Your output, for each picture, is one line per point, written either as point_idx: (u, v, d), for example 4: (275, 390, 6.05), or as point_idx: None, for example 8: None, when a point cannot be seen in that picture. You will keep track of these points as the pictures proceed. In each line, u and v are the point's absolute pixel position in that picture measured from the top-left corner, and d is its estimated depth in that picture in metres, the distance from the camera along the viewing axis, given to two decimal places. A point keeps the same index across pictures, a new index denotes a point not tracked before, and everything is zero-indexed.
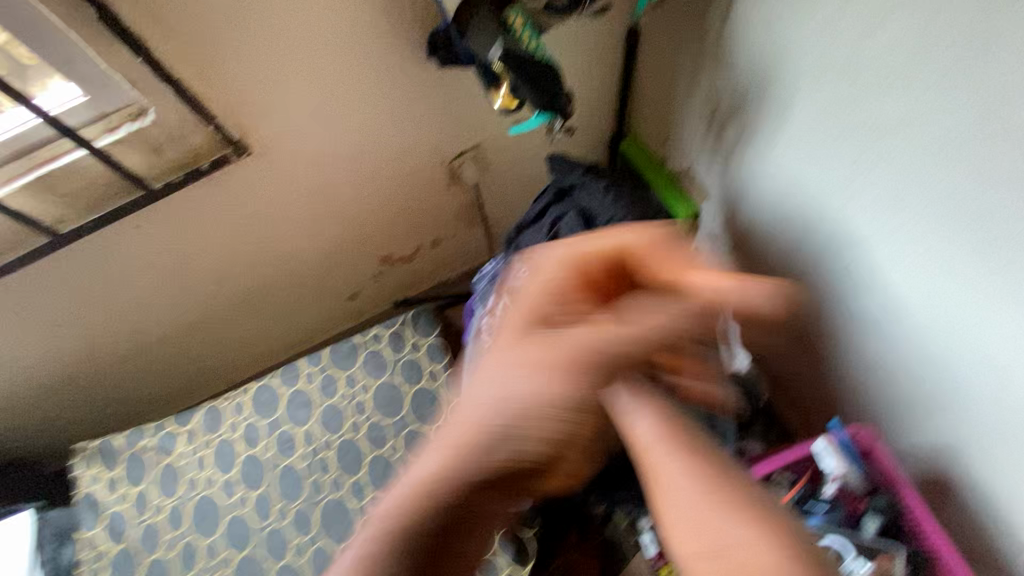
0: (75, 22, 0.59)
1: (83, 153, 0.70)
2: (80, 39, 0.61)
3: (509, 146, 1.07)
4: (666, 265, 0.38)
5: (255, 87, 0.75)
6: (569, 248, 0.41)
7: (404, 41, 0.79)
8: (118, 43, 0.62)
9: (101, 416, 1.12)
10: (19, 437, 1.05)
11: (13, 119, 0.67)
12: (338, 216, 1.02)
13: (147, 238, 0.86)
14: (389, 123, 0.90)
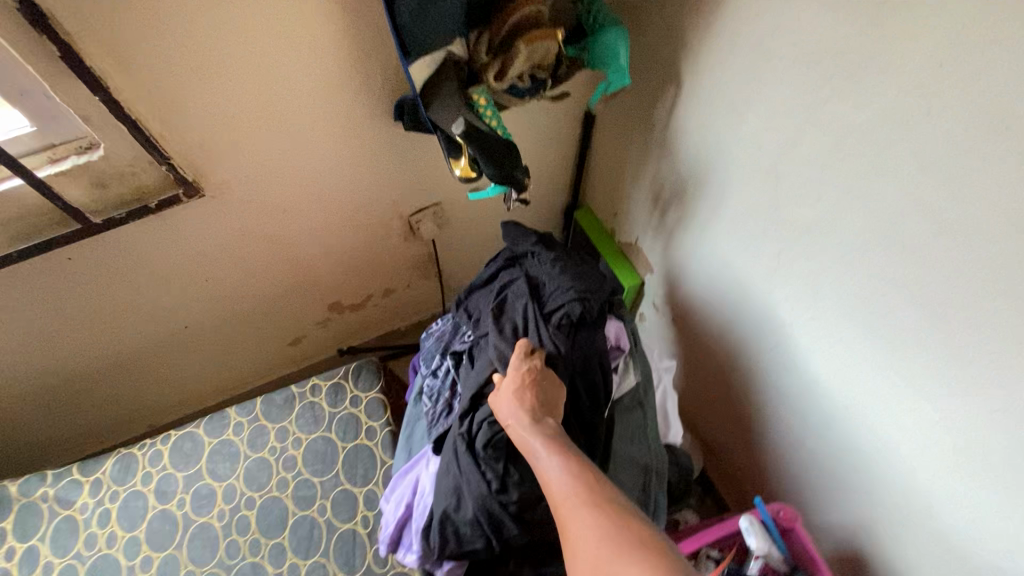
0: (32, 57, 0.58)
1: (19, 182, 0.67)
2: (35, 73, 0.59)
3: (468, 207, 1.10)
4: None
5: (217, 133, 0.75)
6: None
7: (373, 105, 0.82)
8: (76, 80, 0.61)
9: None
10: None
11: None
12: (289, 261, 1.01)
13: (79, 270, 0.82)
14: (351, 177, 0.92)
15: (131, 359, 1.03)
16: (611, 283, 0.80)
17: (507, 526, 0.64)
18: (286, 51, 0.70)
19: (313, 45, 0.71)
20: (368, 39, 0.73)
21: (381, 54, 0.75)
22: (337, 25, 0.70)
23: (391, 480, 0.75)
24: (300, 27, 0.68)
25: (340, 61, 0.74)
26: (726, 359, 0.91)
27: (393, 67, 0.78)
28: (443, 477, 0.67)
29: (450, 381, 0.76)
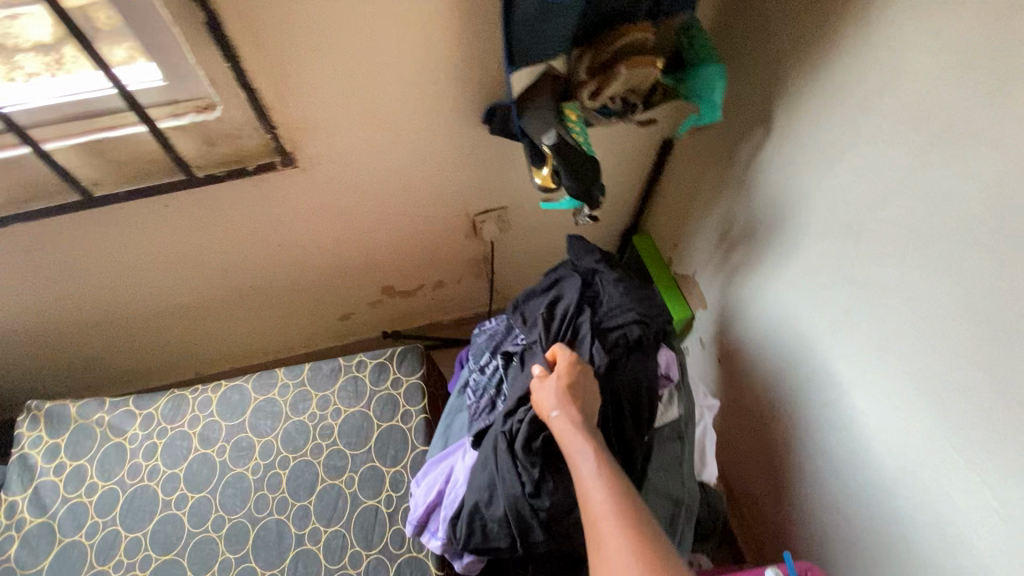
0: (180, 20, 0.63)
1: (142, 129, 0.74)
2: (180, 35, 0.65)
3: (532, 216, 1.13)
4: None
5: (320, 113, 0.79)
6: None
7: (466, 105, 0.85)
8: (212, 47, 0.67)
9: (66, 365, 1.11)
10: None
11: (88, 84, 0.70)
12: (356, 239, 1.06)
13: (173, 218, 0.89)
14: (430, 170, 0.95)
15: (197, 307, 1.10)
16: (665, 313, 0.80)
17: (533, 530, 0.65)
18: (399, 43, 0.73)
19: (425, 41, 0.74)
20: (476, 43, 0.76)
21: (485, 58, 0.78)
22: (451, 26, 0.73)
23: (424, 465, 0.77)
24: (417, 23, 0.72)
25: (445, 59, 0.77)
26: (771, 407, 0.89)
27: (493, 71, 0.81)
28: (479, 471, 0.68)
29: (497, 379, 0.77)
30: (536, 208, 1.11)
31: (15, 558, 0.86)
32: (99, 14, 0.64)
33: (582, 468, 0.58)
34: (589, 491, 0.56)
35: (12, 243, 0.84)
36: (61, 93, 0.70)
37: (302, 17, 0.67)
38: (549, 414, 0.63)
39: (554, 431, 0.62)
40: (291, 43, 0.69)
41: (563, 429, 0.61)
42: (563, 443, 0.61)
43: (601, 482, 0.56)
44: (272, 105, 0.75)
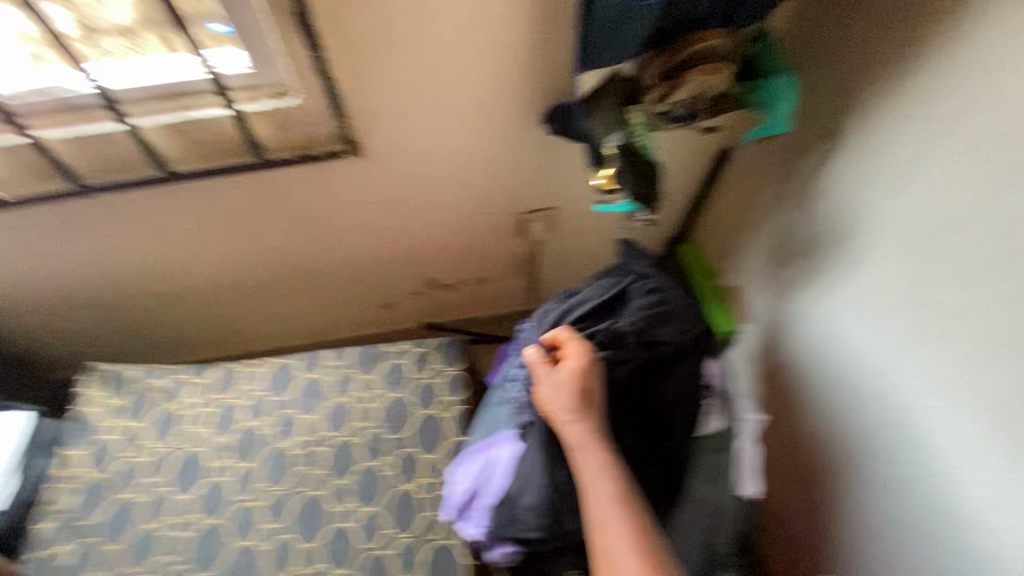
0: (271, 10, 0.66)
1: (222, 112, 0.77)
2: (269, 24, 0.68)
3: (579, 218, 1.13)
4: None
5: (389, 105, 0.81)
6: None
7: (529, 104, 0.86)
8: (297, 37, 0.70)
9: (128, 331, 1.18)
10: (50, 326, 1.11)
11: (179, 68, 0.75)
12: (407, 230, 1.09)
13: (239, 198, 0.93)
14: (485, 167, 0.97)
15: (251, 285, 1.14)
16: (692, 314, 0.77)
17: (568, 518, 0.67)
18: (472, 40, 0.75)
19: (497, 38, 0.75)
20: (547, 43, 0.77)
21: (554, 58, 0.79)
22: (525, 24, 0.74)
23: (464, 451, 0.79)
24: (492, 21, 0.73)
25: (515, 57, 0.78)
26: (816, 427, 0.87)
27: (560, 72, 0.81)
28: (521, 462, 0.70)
29: None
30: (584, 211, 1.12)
31: (72, 509, 0.91)
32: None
33: (598, 485, 0.60)
34: (604, 510, 0.59)
35: (93, 213, 0.90)
36: (153, 76, 0.74)
37: (384, 9, 0.69)
38: (563, 421, 0.64)
39: (569, 440, 0.64)
40: (371, 35, 0.71)
41: (578, 440, 0.63)
42: (576, 452, 0.63)
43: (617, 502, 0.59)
44: (346, 94, 0.78)
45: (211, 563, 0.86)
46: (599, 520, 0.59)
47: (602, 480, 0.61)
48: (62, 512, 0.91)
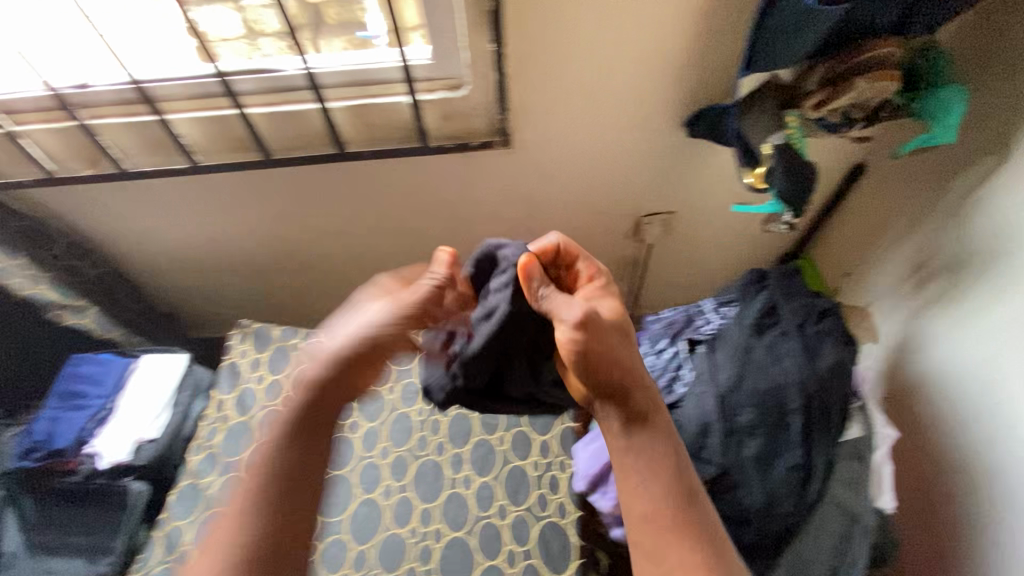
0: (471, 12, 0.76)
1: (402, 98, 0.87)
2: (465, 23, 0.77)
3: (695, 226, 1.16)
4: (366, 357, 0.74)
5: (545, 104, 0.89)
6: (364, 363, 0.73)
7: (673, 108, 0.91)
8: (485, 36, 0.78)
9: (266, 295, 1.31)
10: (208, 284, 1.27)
11: (372, 58, 0.85)
12: (527, 223, 1.15)
13: (392, 180, 1.03)
14: (616, 168, 1.02)
15: (379, 262, 1.24)
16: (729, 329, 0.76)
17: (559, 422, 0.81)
18: (636, 45, 0.81)
19: (659, 44, 0.81)
20: (705, 50, 0.82)
21: (709, 64, 0.83)
22: (688, 31, 0.79)
23: None
24: (658, 28, 0.79)
25: (672, 62, 0.83)
26: (949, 454, 0.84)
27: (711, 79, 0.86)
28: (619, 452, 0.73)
29: (678, 363, 0.78)
30: (702, 219, 1.14)
31: (220, 446, 1.01)
32: (331, 10, 0.82)
33: (653, 452, 0.62)
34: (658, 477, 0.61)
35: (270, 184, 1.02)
36: (348, 63, 0.85)
37: (566, 13, 0.76)
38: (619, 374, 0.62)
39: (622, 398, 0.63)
40: (549, 36, 0.79)
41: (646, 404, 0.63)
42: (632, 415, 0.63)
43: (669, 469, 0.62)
44: (513, 89, 0.86)
45: (339, 511, 0.93)
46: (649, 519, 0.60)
47: (656, 452, 0.62)
48: (212, 447, 1.01)
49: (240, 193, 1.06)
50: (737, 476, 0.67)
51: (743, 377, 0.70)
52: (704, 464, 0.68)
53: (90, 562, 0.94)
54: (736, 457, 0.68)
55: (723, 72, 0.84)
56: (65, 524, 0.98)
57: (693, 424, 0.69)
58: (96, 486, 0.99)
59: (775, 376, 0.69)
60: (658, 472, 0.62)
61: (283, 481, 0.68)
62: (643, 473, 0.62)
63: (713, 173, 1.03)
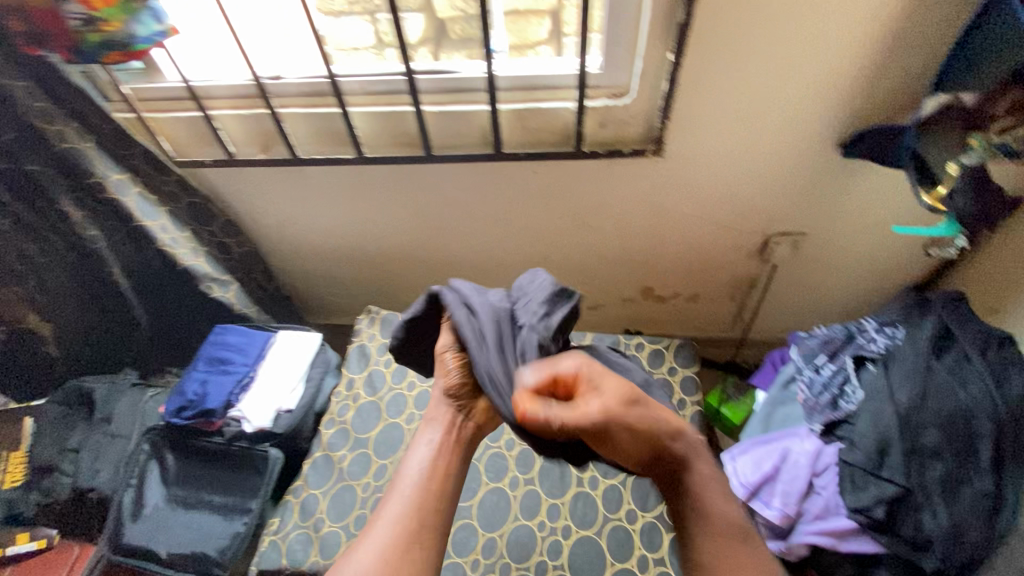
0: (655, 25, 0.81)
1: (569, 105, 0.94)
2: (646, 37, 0.83)
3: (822, 251, 1.14)
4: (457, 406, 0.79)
5: (703, 117, 0.91)
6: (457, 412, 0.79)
7: (830, 129, 0.91)
8: (664, 47, 0.83)
9: (385, 281, 1.39)
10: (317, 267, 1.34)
11: (547, 65, 0.92)
12: (652, 234, 1.17)
13: (533, 183, 1.08)
14: (756, 186, 1.03)
15: (498, 261, 1.29)
16: (901, 358, 0.73)
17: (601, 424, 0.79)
18: (809, 64, 0.83)
19: (832, 65, 0.83)
20: (877, 72, 0.83)
21: (877, 86, 0.85)
22: (865, 54, 0.81)
23: (743, 442, 0.80)
24: (831, 51, 0.81)
25: (841, 82, 0.85)
26: None
27: (877, 100, 0.86)
28: (762, 463, 0.75)
29: (842, 379, 0.77)
30: (832, 244, 1.13)
31: (351, 423, 1.05)
32: (457, 26, 0.90)
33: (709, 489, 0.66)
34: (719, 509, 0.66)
35: (420, 177, 1.09)
36: (529, 69, 0.92)
37: (747, 32, 0.79)
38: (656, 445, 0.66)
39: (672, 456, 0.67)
40: (726, 51, 0.82)
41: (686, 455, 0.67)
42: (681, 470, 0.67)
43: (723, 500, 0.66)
44: (678, 100, 0.89)
45: (468, 497, 0.94)
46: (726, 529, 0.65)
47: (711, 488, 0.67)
48: (343, 424, 1.06)
49: (386, 189, 1.13)
50: (921, 499, 0.65)
51: (925, 398, 0.68)
52: (884, 483, 0.66)
53: (228, 520, 0.99)
54: (919, 479, 0.66)
55: (888, 94, 0.86)
56: (204, 482, 1.03)
57: (871, 440, 0.68)
58: (237, 449, 1.04)
59: (962, 400, 0.68)
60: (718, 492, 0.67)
61: (437, 491, 0.73)
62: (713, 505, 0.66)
63: (855, 196, 1.02)
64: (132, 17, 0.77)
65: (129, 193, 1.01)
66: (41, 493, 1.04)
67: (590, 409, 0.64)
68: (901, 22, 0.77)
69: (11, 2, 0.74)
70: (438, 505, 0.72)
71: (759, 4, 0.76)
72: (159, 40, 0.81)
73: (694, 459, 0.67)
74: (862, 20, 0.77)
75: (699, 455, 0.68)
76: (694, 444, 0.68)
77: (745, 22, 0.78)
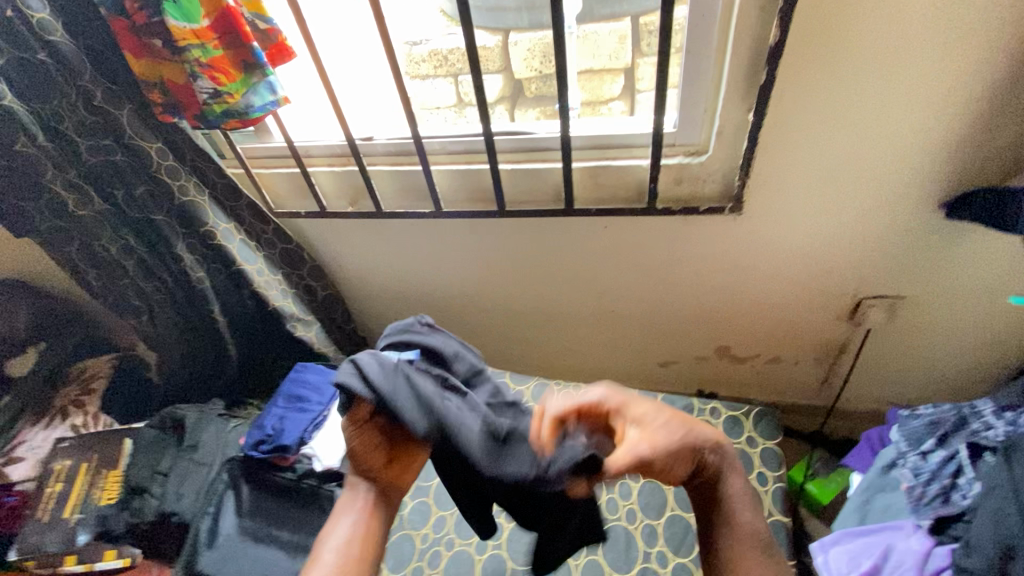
0: (735, 86, 0.80)
1: (642, 162, 0.94)
2: (724, 99, 0.82)
3: (925, 318, 1.04)
4: (359, 465, 0.72)
5: (784, 176, 0.88)
6: (363, 467, 0.72)
7: (931, 189, 0.85)
8: (743, 107, 0.82)
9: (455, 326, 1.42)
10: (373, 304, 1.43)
11: (621, 126, 0.94)
12: (729, 291, 1.12)
13: (604, 237, 1.08)
14: (845, 246, 0.97)
15: (565, 312, 1.28)
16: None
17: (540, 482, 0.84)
18: (905, 123, 0.78)
19: (931, 125, 0.78)
20: (987, 129, 0.76)
21: (986, 145, 0.78)
22: (971, 113, 0.75)
23: (835, 533, 0.73)
24: (930, 110, 0.76)
25: (942, 142, 0.79)
26: None
27: (986, 161, 0.80)
28: (847, 561, 0.68)
29: (954, 468, 0.67)
30: (936, 312, 1.02)
31: None
32: None
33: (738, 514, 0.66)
34: (739, 535, 0.64)
35: (494, 230, 1.12)
36: (604, 129, 0.95)
37: (834, 92, 0.77)
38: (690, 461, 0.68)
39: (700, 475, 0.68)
40: (811, 111, 0.79)
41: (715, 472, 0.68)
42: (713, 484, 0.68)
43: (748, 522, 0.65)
44: (759, 158, 0.87)
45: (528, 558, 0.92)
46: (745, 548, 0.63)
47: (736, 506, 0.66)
48: None
49: (460, 240, 1.17)
50: None
51: None
52: None
53: (292, 558, 1.02)
54: None
55: (1001, 155, 0.78)
56: (274, 516, 1.07)
57: (987, 540, 0.58)
58: (304, 487, 1.10)
59: None
60: (740, 517, 0.66)
61: (363, 546, 0.66)
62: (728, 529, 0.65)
63: (963, 262, 0.93)
64: (252, 89, 0.85)
65: (233, 240, 1.11)
66: (131, 513, 1.09)
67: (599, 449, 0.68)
68: (1016, 79, 0.71)
69: (155, 78, 0.85)
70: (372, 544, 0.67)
71: (847, 66, 0.74)
72: (271, 109, 0.88)
73: (715, 474, 0.68)
74: (966, 78, 0.72)
75: (728, 475, 0.69)
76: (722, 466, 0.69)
77: (830, 82, 0.76)
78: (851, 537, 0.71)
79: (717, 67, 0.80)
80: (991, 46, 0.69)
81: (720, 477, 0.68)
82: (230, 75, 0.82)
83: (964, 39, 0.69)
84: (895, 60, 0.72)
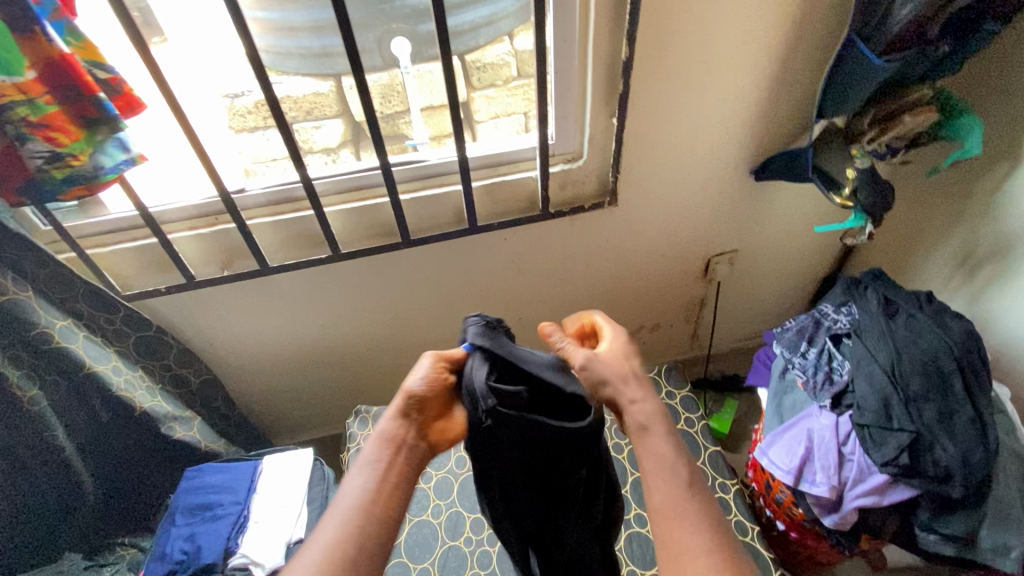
0: (598, 95, 0.94)
1: (529, 174, 1.04)
2: (591, 107, 0.96)
3: (753, 262, 1.33)
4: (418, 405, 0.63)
5: (645, 166, 1.06)
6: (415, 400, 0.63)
7: (742, 160, 1.11)
8: (607, 113, 0.97)
9: (361, 376, 1.33)
10: (259, 378, 1.27)
11: (502, 145, 1.03)
12: (614, 275, 1.27)
13: (504, 249, 1.14)
14: (694, 217, 1.19)
15: None
16: (873, 328, 0.86)
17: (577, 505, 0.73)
18: (718, 112, 1.01)
19: (736, 111, 1.02)
20: (769, 110, 1.03)
21: (769, 122, 1.05)
22: (757, 98, 1.01)
23: (768, 436, 0.89)
24: (732, 99, 1.00)
25: (744, 121, 1.04)
26: None
27: (771, 133, 1.07)
28: (790, 453, 0.85)
29: (827, 359, 0.89)
30: (759, 255, 1.32)
31: None
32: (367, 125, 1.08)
33: (668, 459, 0.58)
34: (662, 481, 0.57)
35: (396, 264, 1.11)
36: (488, 149, 1.02)
37: (670, 92, 0.96)
38: (626, 404, 0.62)
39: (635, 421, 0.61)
40: (658, 109, 0.98)
41: (648, 417, 0.60)
42: (645, 430, 0.60)
43: (681, 473, 0.57)
44: (623, 154, 1.03)
45: None
46: (669, 499, 0.56)
47: (667, 453, 0.58)
48: None
49: (360, 283, 1.13)
50: (929, 438, 0.75)
51: (899, 354, 0.81)
52: (899, 433, 0.76)
53: None
54: (920, 422, 0.76)
55: (779, 127, 1.06)
56: None
57: (872, 400, 0.79)
58: None
59: (926, 348, 0.80)
60: (674, 464, 0.58)
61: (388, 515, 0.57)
62: (654, 474, 0.58)
63: (770, 212, 1.22)
64: (98, 147, 0.72)
65: (76, 338, 0.88)
66: None
67: (577, 356, 0.64)
68: (779, 72, 0.98)
69: None
70: (372, 548, 0.54)
71: (677, 71, 0.93)
72: (126, 169, 0.75)
73: (652, 424, 0.60)
74: (750, 74, 0.97)
75: (661, 422, 0.61)
76: (650, 413, 0.61)
77: (666, 85, 0.95)
78: (784, 435, 0.87)
79: (579, 82, 0.93)
80: (762, 49, 0.94)
81: (654, 424, 0.60)
82: (71, 133, 0.69)
83: (746, 45, 0.93)
84: (705, 64, 0.93)
